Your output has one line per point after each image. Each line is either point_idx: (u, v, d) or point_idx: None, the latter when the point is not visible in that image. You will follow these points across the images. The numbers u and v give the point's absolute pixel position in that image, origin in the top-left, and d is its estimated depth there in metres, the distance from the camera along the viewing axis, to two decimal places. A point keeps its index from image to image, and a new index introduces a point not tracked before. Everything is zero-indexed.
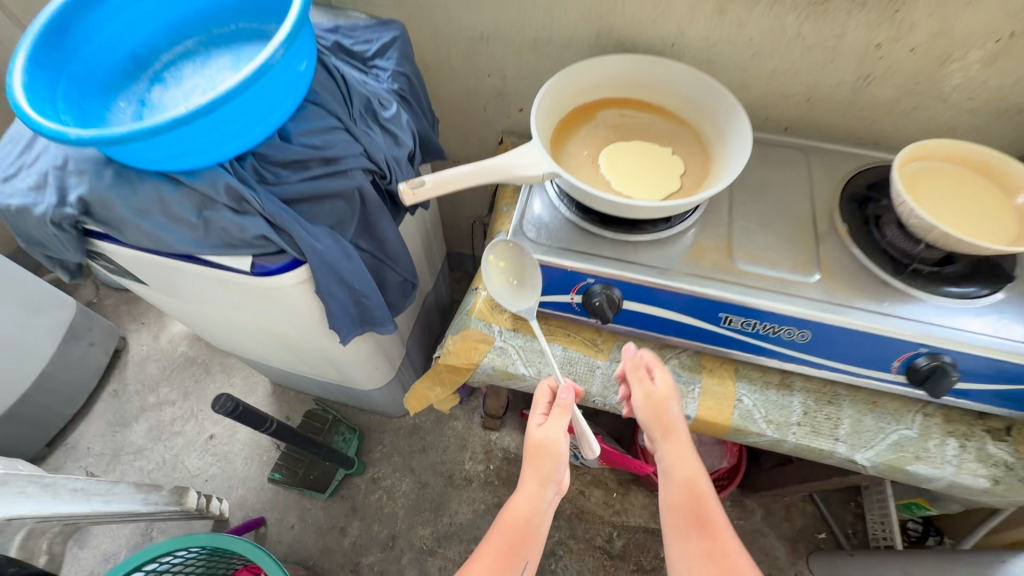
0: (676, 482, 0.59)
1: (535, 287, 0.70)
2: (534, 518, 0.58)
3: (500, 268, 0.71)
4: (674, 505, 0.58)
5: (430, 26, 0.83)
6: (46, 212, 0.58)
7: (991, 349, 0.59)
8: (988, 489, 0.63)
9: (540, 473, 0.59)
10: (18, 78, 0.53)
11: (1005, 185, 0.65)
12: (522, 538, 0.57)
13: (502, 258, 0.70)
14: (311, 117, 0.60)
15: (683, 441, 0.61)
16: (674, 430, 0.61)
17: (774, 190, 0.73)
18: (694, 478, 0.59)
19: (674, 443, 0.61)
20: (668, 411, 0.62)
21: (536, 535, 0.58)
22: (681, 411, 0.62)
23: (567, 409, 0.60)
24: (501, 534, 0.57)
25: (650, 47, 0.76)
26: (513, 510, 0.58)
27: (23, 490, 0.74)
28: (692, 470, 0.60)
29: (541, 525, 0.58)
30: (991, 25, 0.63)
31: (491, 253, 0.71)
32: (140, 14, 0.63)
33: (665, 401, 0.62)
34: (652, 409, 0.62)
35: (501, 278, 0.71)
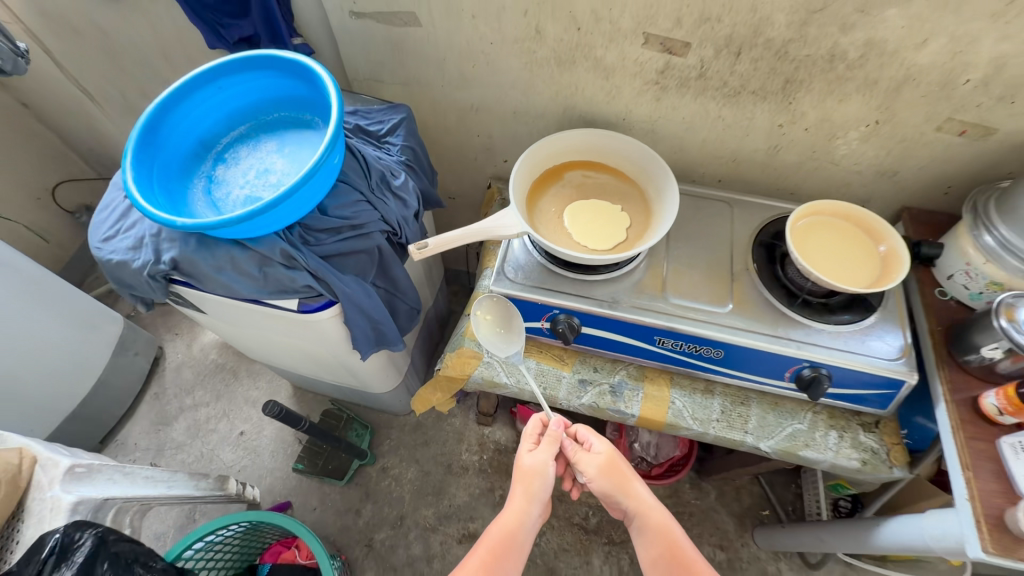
0: (654, 537, 0.73)
1: (518, 333, 0.88)
2: (514, 531, 0.72)
3: (487, 320, 0.88)
4: (660, 558, 0.71)
5: (429, 99, 1.02)
6: (144, 268, 0.77)
7: (855, 363, 0.79)
8: (859, 468, 0.84)
9: (526, 485, 0.76)
10: (130, 173, 0.72)
11: (873, 236, 0.84)
12: (502, 549, 0.70)
13: (490, 312, 0.88)
14: (341, 192, 0.79)
15: (644, 496, 0.76)
16: (639, 487, 0.77)
17: (703, 237, 0.93)
18: (665, 526, 0.74)
19: (639, 500, 0.76)
20: (621, 470, 0.78)
21: (513, 549, 0.70)
22: (630, 468, 0.79)
23: (556, 437, 0.79)
24: (485, 544, 0.70)
25: (606, 121, 0.96)
26: (500, 521, 0.73)
27: (112, 477, 0.93)
28: (665, 523, 0.74)
29: (520, 538, 0.72)
30: (861, 115, 0.83)
31: (479, 309, 0.88)
32: (207, 111, 0.82)
33: (616, 463, 0.78)
34: (616, 469, 0.78)
35: (489, 327, 0.88)
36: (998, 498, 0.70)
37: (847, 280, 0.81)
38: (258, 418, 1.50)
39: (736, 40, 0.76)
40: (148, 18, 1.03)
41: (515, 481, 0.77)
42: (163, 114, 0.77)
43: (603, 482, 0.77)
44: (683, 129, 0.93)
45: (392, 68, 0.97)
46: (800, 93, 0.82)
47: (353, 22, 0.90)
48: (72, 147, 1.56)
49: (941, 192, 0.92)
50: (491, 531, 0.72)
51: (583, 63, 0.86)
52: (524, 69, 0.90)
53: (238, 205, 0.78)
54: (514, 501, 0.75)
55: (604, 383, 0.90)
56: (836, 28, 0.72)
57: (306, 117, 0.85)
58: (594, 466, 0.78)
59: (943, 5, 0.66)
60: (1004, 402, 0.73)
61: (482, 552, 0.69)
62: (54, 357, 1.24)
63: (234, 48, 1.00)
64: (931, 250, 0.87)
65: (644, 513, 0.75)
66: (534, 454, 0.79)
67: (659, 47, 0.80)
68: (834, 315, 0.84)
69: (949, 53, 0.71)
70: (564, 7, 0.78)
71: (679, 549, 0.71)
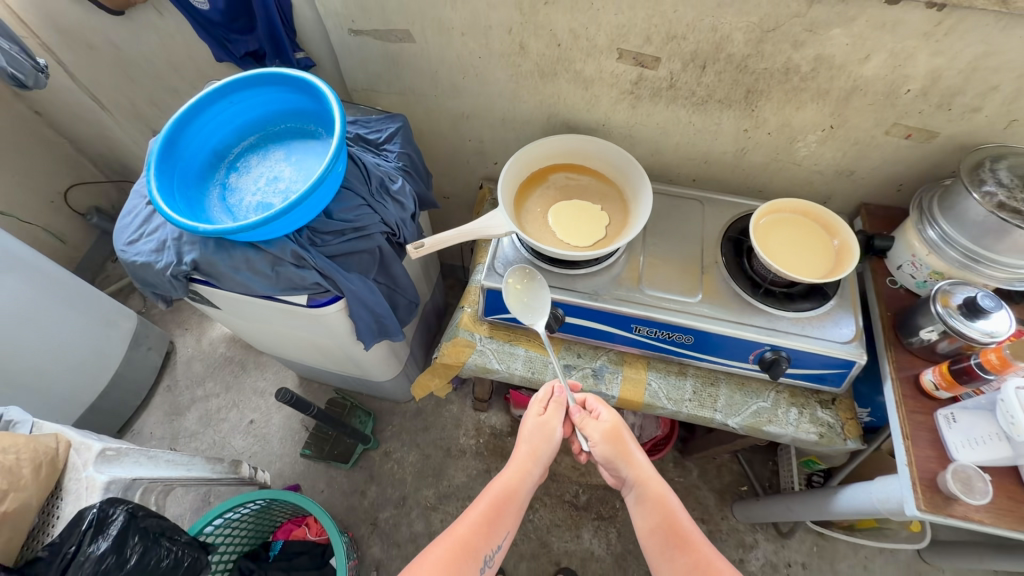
0: (652, 506, 0.77)
1: (543, 308, 0.92)
2: (514, 491, 0.77)
3: (518, 289, 0.93)
4: (658, 528, 0.75)
5: (423, 108, 1.09)
6: (167, 268, 0.85)
7: (811, 346, 0.88)
8: (816, 441, 0.93)
9: (532, 448, 0.81)
10: (154, 183, 0.79)
11: (830, 230, 0.93)
12: (501, 506, 0.76)
13: (521, 283, 0.94)
14: (345, 197, 0.87)
15: (644, 467, 0.79)
16: (637, 456, 0.80)
17: (676, 233, 1.01)
18: (662, 497, 0.77)
19: (640, 471, 0.79)
20: (624, 439, 0.81)
21: (511, 508, 0.77)
22: (631, 439, 0.81)
23: (560, 403, 0.85)
24: (486, 501, 0.76)
25: (587, 126, 1.03)
26: (503, 479, 0.78)
27: (139, 460, 1.01)
28: (664, 495, 0.77)
29: (519, 497, 0.78)
30: (817, 121, 0.91)
31: (511, 277, 0.93)
32: (220, 123, 0.90)
33: (619, 432, 0.81)
34: (617, 438, 0.80)
35: (518, 296, 0.93)
36: (932, 463, 0.80)
37: (804, 271, 0.89)
38: (267, 407, 1.59)
39: (700, 55, 0.84)
40: (159, 34, 1.10)
41: (522, 443, 0.82)
42: (181, 128, 0.84)
43: (605, 449, 0.80)
44: (658, 134, 1.01)
45: (388, 80, 1.04)
46: (761, 101, 0.90)
47: (351, 39, 0.98)
48: (82, 152, 1.63)
49: (894, 188, 1.00)
50: (492, 488, 0.77)
51: (564, 75, 0.94)
52: (510, 80, 0.97)
53: (251, 211, 0.86)
54: (518, 463, 0.80)
55: (587, 368, 0.99)
56: (789, 45, 0.80)
57: (311, 128, 0.93)
58: (599, 433, 0.80)
59: (881, 26, 0.74)
60: (940, 378, 0.82)
61: (482, 508, 0.75)
62: (75, 352, 1.32)
63: (240, 61, 1.07)
64: (883, 242, 0.95)
65: (644, 483, 0.78)
66: (542, 419, 0.83)
67: (632, 61, 0.88)
68: (794, 303, 0.92)
69: (890, 66, 0.79)
70: (545, 26, 0.86)
71: (675, 522, 0.75)
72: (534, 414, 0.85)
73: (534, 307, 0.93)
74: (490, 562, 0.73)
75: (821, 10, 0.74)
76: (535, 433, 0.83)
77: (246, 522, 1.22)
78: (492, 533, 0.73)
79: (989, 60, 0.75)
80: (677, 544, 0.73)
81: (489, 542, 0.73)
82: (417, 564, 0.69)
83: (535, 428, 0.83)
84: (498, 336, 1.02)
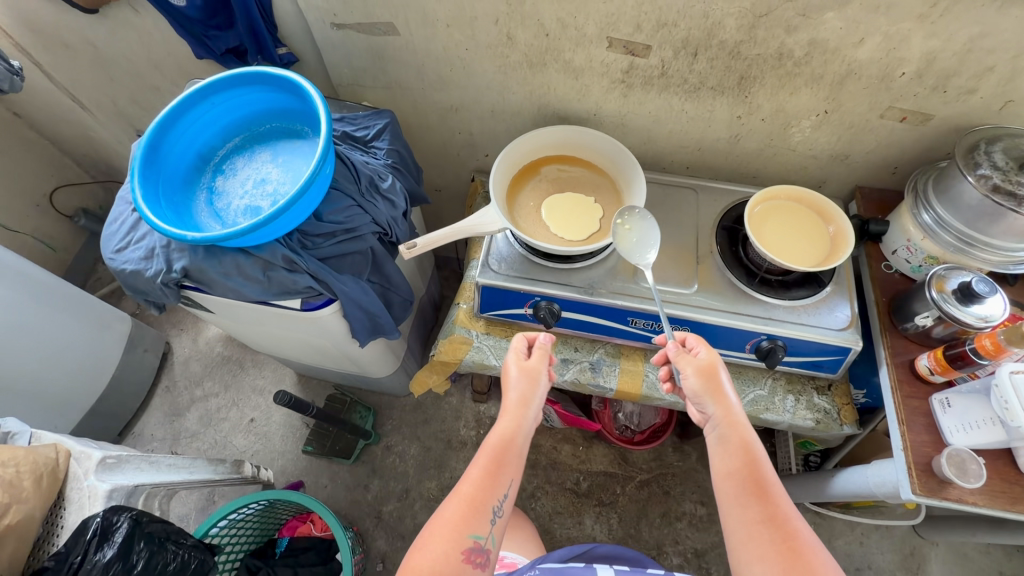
0: (731, 452, 0.68)
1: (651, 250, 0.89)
2: (516, 439, 0.70)
3: (627, 230, 0.90)
4: (733, 475, 0.66)
5: (411, 101, 1.07)
6: (157, 276, 0.84)
7: (807, 334, 0.88)
8: (813, 427, 0.94)
9: (525, 394, 0.74)
10: (139, 191, 0.78)
11: (826, 217, 0.92)
12: (503, 458, 0.68)
13: (630, 223, 0.90)
14: (334, 198, 0.85)
15: (734, 408, 0.71)
16: (724, 394, 0.72)
17: (671, 223, 1.01)
18: (744, 440, 0.68)
19: (721, 413, 0.71)
20: (717, 377, 0.74)
21: (515, 457, 0.69)
22: (729, 378, 0.74)
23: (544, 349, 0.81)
24: (488, 454, 0.68)
25: (578, 116, 1.02)
26: (502, 428, 0.70)
27: (140, 466, 1.01)
28: (746, 439, 0.68)
29: (522, 445, 0.70)
30: (811, 106, 0.89)
31: (619, 218, 0.91)
32: (203, 125, 0.88)
33: (713, 368, 0.74)
34: (706, 374, 0.74)
35: (629, 238, 0.90)
36: (927, 447, 0.81)
37: (800, 259, 0.89)
38: (266, 405, 1.59)
39: (692, 42, 0.82)
40: (137, 32, 1.07)
41: (511, 392, 0.76)
42: (163, 132, 0.82)
43: (696, 383, 0.74)
44: (651, 122, 1.00)
45: (374, 74, 1.02)
46: (754, 88, 0.88)
47: (334, 33, 0.95)
48: (66, 152, 1.59)
49: (889, 171, 0.99)
50: (493, 440, 0.69)
51: (553, 65, 0.91)
52: (498, 72, 0.95)
53: (240, 215, 0.84)
54: (513, 412, 0.72)
55: (584, 362, 0.99)
56: (782, 30, 0.78)
57: (297, 127, 0.91)
58: (693, 366, 0.75)
59: (875, 9, 0.72)
60: (935, 363, 0.82)
61: (485, 462, 0.67)
62: (71, 358, 1.31)
63: (221, 58, 1.04)
64: (878, 227, 0.95)
65: (727, 424, 0.70)
66: (528, 365, 0.78)
67: (622, 49, 0.86)
68: (790, 291, 0.92)
69: (885, 49, 0.78)
70: (532, 15, 0.83)
71: (752, 471, 0.65)
72: (515, 362, 0.79)
73: (649, 242, 0.89)
74: (501, 513, 0.65)
75: None
76: (524, 380, 0.76)
77: (249, 523, 1.22)
78: (499, 483, 0.66)
79: (983, 41, 0.74)
80: (747, 493, 0.63)
81: (496, 492, 0.65)
82: (427, 524, 0.62)
83: (523, 375, 0.76)
84: (495, 332, 1.01)
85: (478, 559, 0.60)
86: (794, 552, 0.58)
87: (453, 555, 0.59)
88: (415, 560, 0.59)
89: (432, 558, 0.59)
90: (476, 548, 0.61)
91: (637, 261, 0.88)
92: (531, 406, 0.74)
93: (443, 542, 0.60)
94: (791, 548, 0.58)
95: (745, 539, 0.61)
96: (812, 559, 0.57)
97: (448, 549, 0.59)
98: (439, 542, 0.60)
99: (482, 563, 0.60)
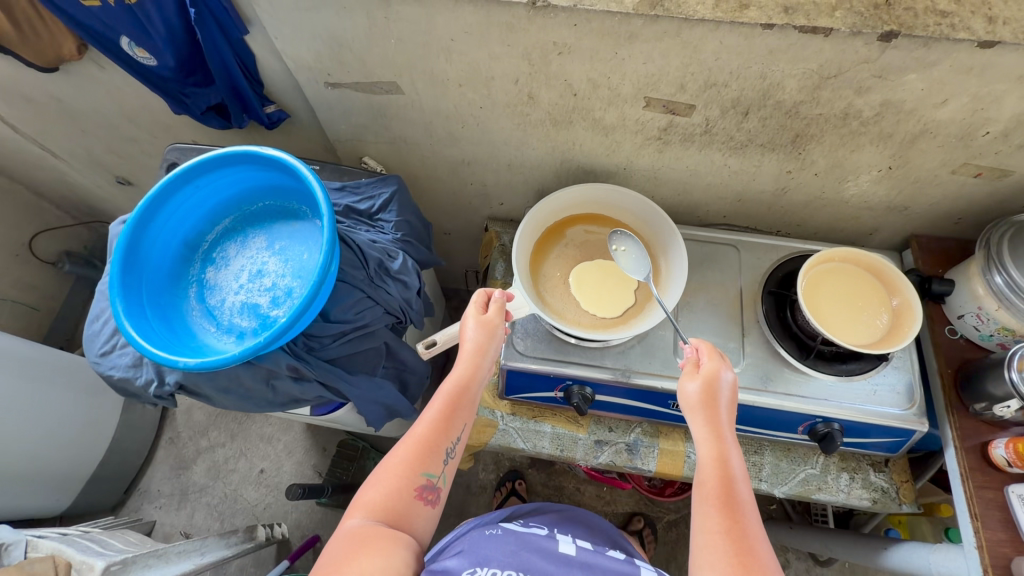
0: (709, 441, 0.65)
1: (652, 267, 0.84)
2: (470, 387, 0.69)
3: (624, 253, 0.87)
4: (702, 481, 0.62)
5: (417, 156, 0.96)
6: (149, 387, 0.76)
7: (868, 417, 0.80)
8: (870, 507, 0.88)
9: (478, 343, 0.70)
10: (119, 304, 0.68)
11: (888, 285, 0.83)
12: (457, 405, 0.68)
13: (622, 246, 0.88)
14: (341, 293, 0.75)
15: (725, 427, 0.66)
16: (715, 404, 0.67)
17: (711, 288, 0.91)
18: (725, 438, 0.65)
19: (705, 421, 0.66)
20: (721, 395, 0.68)
21: (469, 404, 0.69)
22: (729, 395, 0.69)
23: (500, 305, 0.75)
24: (441, 400, 0.67)
25: (605, 170, 0.91)
26: (455, 374, 0.69)
27: (149, 563, 0.95)
28: (721, 453, 0.63)
29: (475, 394, 0.69)
30: (874, 162, 0.79)
31: (613, 244, 0.88)
32: (187, 209, 0.78)
33: (719, 379, 0.69)
34: (705, 387, 0.68)
35: (627, 260, 0.86)
36: (1005, 547, 0.74)
37: (859, 335, 0.80)
38: (276, 454, 1.52)
39: (744, 102, 0.71)
40: (104, 86, 0.95)
41: (464, 341, 0.71)
42: (142, 229, 0.72)
43: (693, 395, 0.68)
44: (687, 176, 0.89)
45: (375, 130, 0.91)
46: (811, 145, 0.78)
47: (329, 91, 0.83)
48: (42, 196, 1.48)
49: (952, 222, 0.89)
50: (446, 386, 0.68)
51: (580, 123, 0.80)
52: (517, 129, 0.84)
53: (236, 316, 0.75)
54: (467, 359, 0.70)
55: (620, 443, 0.91)
56: (851, 91, 0.67)
57: (294, 206, 0.81)
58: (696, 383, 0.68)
59: (966, 70, 0.62)
60: (1013, 455, 0.74)
61: (438, 406, 0.67)
62: (67, 429, 1.23)
63: (202, 117, 0.92)
64: (942, 287, 0.85)
65: (709, 434, 0.65)
66: (483, 317, 0.72)
67: (661, 108, 0.75)
68: (844, 365, 0.83)
69: (970, 110, 0.67)
70: (559, 76, 0.72)
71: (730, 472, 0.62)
72: (474, 313, 0.73)
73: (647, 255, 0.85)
74: (452, 456, 0.67)
75: (895, 55, 0.61)
76: (478, 331, 0.71)
77: None
78: (452, 427, 0.67)
79: None
80: (714, 490, 0.61)
81: (449, 435, 0.66)
82: (384, 459, 0.64)
83: (477, 328, 0.71)
84: (521, 412, 0.94)
85: (430, 496, 0.63)
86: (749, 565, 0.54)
87: (406, 491, 0.61)
88: (366, 494, 0.61)
89: (384, 495, 0.61)
90: (428, 486, 0.63)
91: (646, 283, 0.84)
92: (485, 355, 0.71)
93: (396, 478, 0.62)
94: (746, 562, 0.54)
95: (701, 547, 0.57)
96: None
97: (400, 486, 0.61)
98: (391, 478, 0.62)
99: (433, 500, 0.63)
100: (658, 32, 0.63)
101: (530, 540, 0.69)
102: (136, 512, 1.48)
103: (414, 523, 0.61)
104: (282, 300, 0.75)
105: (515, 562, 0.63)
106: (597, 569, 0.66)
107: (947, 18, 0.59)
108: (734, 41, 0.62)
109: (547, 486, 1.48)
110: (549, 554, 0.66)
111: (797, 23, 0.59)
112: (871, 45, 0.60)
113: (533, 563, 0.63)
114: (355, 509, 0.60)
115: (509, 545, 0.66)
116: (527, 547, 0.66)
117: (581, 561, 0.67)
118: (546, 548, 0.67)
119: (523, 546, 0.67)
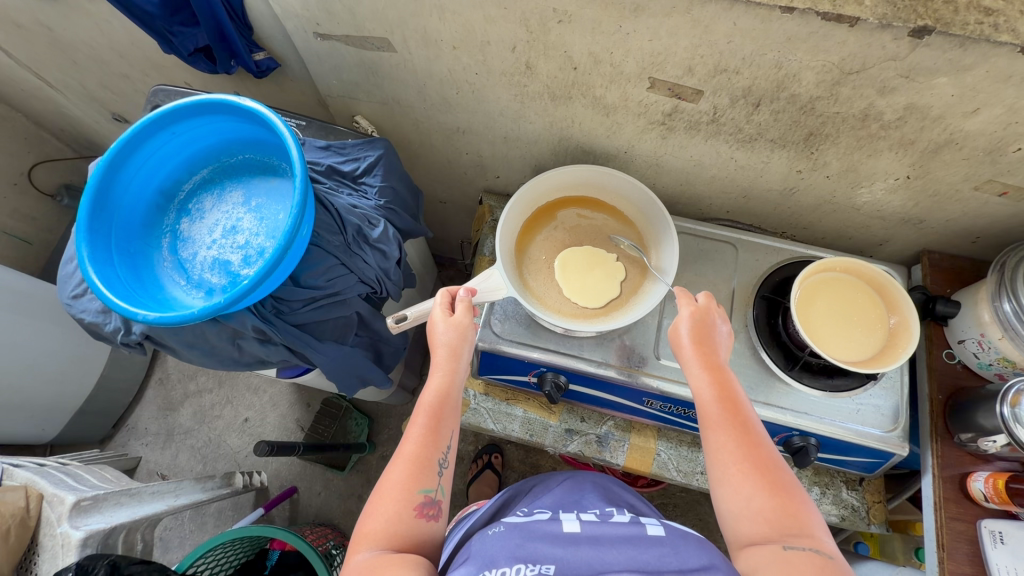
0: (704, 373, 0.64)
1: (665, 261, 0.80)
2: (451, 392, 0.65)
3: (630, 248, 0.84)
4: (705, 410, 0.62)
5: (411, 119, 0.92)
6: (117, 334, 0.77)
7: (846, 436, 0.76)
8: (836, 523, 0.86)
9: (451, 345, 0.67)
10: (84, 249, 0.66)
11: (888, 301, 0.78)
12: (441, 414, 0.64)
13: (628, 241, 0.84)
14: (313, 258, 0.73)
15: (719, 357, 0.66)
16: (706, 336, 0.67)
17: (703, 285, 0.87)
18: (721, 369, 0.64)
19: (697, 358, 0.65)
20: (709, 327, 0.68)
21: (454, 410, 0.65)
22: (721, 328, 0.69)
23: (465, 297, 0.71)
24: (423, 413, 0.63)
25: (604, 152, 0.86)
26: (433, 386, 0.65)
27: (119, 501, 0.96)
28: (718, 381, 0.63)
29: (456, 399, 0.66)
30: (890, 170, 0.73)
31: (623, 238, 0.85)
32: (164, 155, 0.75)
33: (707, 315, 0.68)
34: (696, 321, 0.67)
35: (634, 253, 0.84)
36: None
37: (846, 351, 0.76)
38: (261, 405, 1.54)
39: (755, 92, 0.66)
40: (93, 18, 0.91)
41: (436, 349, 0.68)
42: (113, 175, 0.70)
43: (687, 329, 0.67)
44: (691, 166, 0.84)
45: (368, 88, 0.87)
46: (824, 145, 0.72)
47: (319, 43, 0.79)
48: (43, 126, 1.47)
49: (970, 241, 0.84)
50: (427, 398, 0.65)
51: (580, 99, 0.75)
52: (514, 100, 0.80)
53: (206, 271, 0.73)
54: (442, 366, 0.66)
55: (590, 434, 0.90)
56: (873, 90, 0.61)
57: (272, 162, 0.78)
58: (685, 321, 0.68)
59: (1003, 78, 0.55)
60: (992, 491, 0.71)
61: (422, 422, 0.63)
62: (56, 363, 1.25)
63: (189, 59, 0.87)
64: (947, 309, 0.79)
65: (702, 368, 0.64)
66: (452, 320, 0.68)
67: (666, 91, 0.70)
68: (830, 380, 0.79)
69: (1003, 123, 0.61)
70: (558, 47, 0.67)
71: (728, 392, 0.62)
72: (442, 316, 0.69)
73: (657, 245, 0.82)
74: (447, 465, 0.62)
75: (926, 53, 0.55)
76: (449, 332, 0.68)
77: (225, 552, 1.04)
78: (441, 436, 0.62)
79: None
80: (714, 414, 0.61)
81: (440, 445, 0.62)
82: (377, 486, 0.59)
83: (448, 330, 0.68)
84: (494, 393, 0.93)
85: (431, 512, 0.58)
86: (761, 469, 0.57)
87: (405, 512, 0.57)
88: (366, 525, 0.56)
89: (384, 520, 0.56)
90: (428, 502, 0.58)
91: (661, 269, 0.80)
92: (460, 359, 0.68)
93: (393, 502, 0.57)
94: (758, 465, 0.57)
95: (715, 466, 0.59)
96: (782, 478, 0.56)
97: (398, 509, 0.57)
98: (389, 502, 0.57)
99: (434, 514, 0.59)
100: (666, 6, 0.57)
101: (535, 526, 0.58)
102: (123, 447, 1.52)
103: (424, 542, 0.56)
104: (254, 260, 0.72)
105: (521, 556, 0.53)
106: (608, 541, 0.56)
107: (992, 16, 0.52)
108: (750, 24, 0.56)
109: (524, 463, 1.48)
110: (556, 538, 0.56)
111: (820, 9, 0.53)
112: (900, 41, 0.54)
113: (542, 552, 0.53)
114: (361, 542, 0.55)
115: (515, 538, 0.56)
116: (533, 536, 0.56)
117: (589, 535, 0.57)
118: (551, 531, 0.57)
119: (527, 536, 0.56)
